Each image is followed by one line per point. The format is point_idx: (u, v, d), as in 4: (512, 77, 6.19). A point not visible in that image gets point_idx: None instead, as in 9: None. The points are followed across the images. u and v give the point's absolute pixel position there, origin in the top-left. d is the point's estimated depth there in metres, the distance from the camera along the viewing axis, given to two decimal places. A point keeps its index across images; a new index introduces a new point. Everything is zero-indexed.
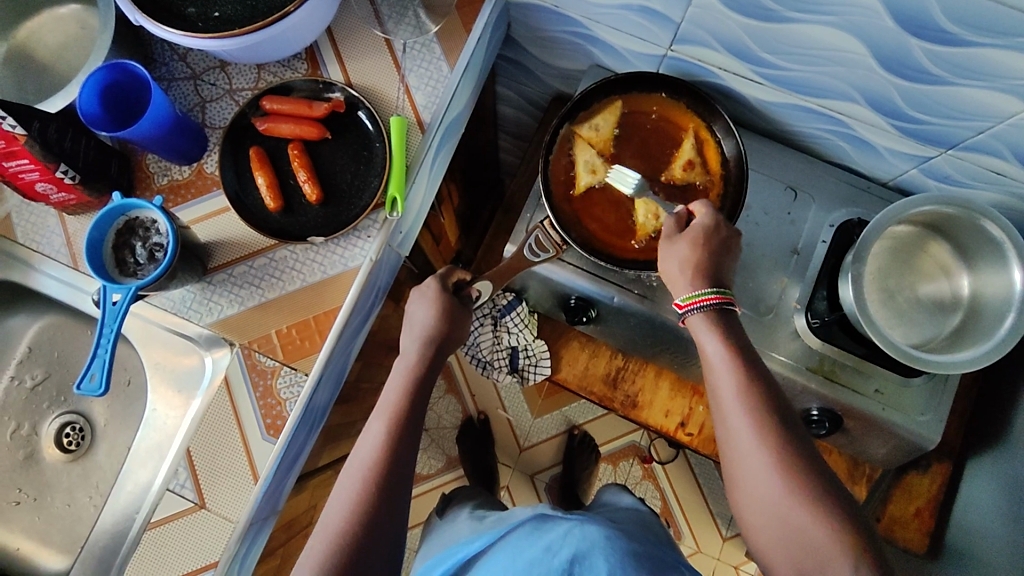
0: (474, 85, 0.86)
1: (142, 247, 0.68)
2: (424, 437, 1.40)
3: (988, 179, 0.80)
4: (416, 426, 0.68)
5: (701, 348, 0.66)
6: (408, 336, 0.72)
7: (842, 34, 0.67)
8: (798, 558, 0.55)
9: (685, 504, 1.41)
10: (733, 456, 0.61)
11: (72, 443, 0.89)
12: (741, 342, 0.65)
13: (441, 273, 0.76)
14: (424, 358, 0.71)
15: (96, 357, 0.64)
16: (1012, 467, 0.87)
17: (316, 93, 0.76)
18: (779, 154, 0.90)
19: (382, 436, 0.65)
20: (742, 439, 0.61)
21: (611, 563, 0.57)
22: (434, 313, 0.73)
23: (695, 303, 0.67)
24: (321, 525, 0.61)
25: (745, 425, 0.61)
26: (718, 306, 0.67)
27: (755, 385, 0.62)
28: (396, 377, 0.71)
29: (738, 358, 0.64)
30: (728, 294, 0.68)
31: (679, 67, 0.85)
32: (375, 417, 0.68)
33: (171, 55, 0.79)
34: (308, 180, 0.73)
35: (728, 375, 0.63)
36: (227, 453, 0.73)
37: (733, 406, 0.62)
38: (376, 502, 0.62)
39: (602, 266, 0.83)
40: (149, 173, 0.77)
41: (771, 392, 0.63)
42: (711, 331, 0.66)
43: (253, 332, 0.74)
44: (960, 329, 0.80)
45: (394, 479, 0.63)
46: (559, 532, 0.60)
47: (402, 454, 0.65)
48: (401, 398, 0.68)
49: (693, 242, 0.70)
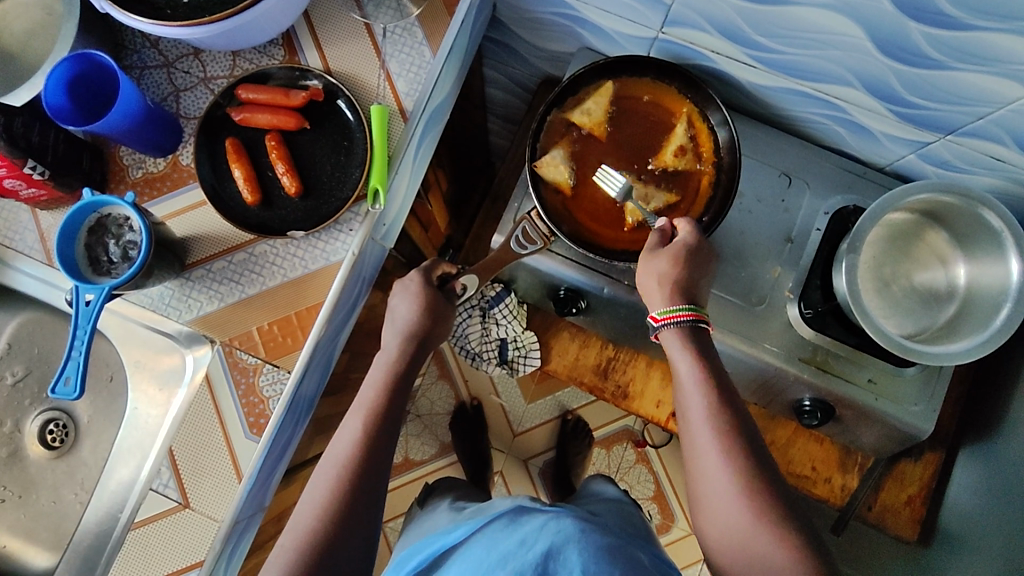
0: (458, 70, 0.83)
1: (115, 246, 0.67)
2: (416, 423, 1.41)
3: (987, 165, 0.78)
4: (396, 421, 0.67)
5: (672, 366, 0.66)
6: (390, 331, 0.71)
7: (839, 17, 0.65)
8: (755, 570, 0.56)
9: (678, 488, 1.41)
10: (696, 472, 0.62)
11: (56, 440, 0.88)
12: (712, 362, 0.65)
13: (425, 266, 0.75)
14: (404, 354, 0.69)
15: (70, 359, 0.62)
16: (1006, 455, 0.86)
17: (292, 81, 0.73)
18: (773, 139, 0.88)
19: (358, 434, 0.64)
20: (705, 457, 0.61)
21: (585, 560, 0.55)
22: (416, 308, 0.71)
23: (671, 318, 0.67)
24: (292, 523, 0.60)
25: (709, 438, 0.61)
26: (693, 323, 0.67)
27: (723, 407, 0.62)
28: (375, 371, 0.69)
29: (709, 380, 0.63)
30: (702, 311, 0.68)
31: (671, 50, 0.82)
32: (353, 413, 0.66)
33: (143, 43, 0.76)
34: (287, 173, 0.71)
35: (698, 396, 0.63)
36: (209, 452, 0.72)
37: (700, 426, 0.62)
38: (349, 500, 0.60)
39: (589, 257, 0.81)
40: (123, 166, 0.75)
41: (738, 414, 0.63)
42: (684, 349, 0.66)
43: (233, 329, 0.72)
44: (955, 319, 0.79)
45: (369, 478, 0.62)
46: (534, 526, 0.60)
47: (379, 453, 0.64)
48: (380, 394, 0.67)
49: (673, 260, 0.69)
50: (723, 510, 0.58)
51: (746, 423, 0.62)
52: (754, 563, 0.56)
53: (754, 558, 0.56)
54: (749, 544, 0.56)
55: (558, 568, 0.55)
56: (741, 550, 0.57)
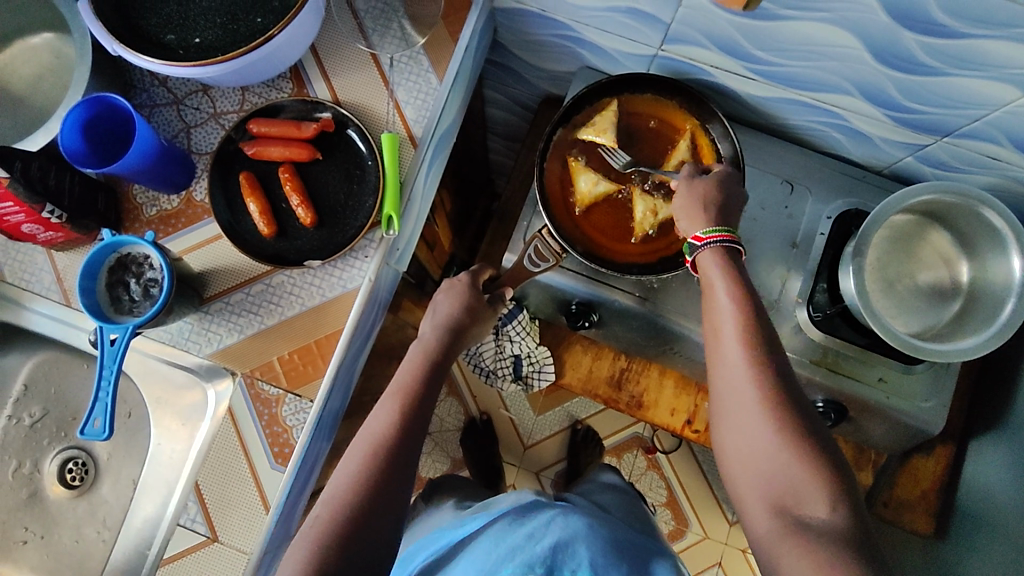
0: (464, 93, 0.84)
1: (136, 284, 0.68)
2: (427, 441, 1.41)
3: (982, 164, 0.80)
4: (425, 413, 0.68)
5: (709, 287, 0.65)
6: (428, 321, 0.76)
7: (835, 29, 0.66)
8: (777, 494, 0.54)
9: (691, 492, 1.42)
10: (723, 394, 0.61)
11: (76, 478, 0.88)
12: (748, 285, 0.64)
13: (474, 270, 0.81)
14: (440, 343, 0.73)
15: (98, 400, 0.62)
16: (1018, 444, 0.88)
17: (304, 113, 0.74)
18: (773, 147, 0.90)
19: (394, 416, 0.66)
20: (733, 376, 0.60)
21: (593, 554, 0.57)
22: (457, 306, 0.76)
23: (713, 238, 0.66)
24: (326, 496, 0.60)
25: (739, 353, 0.60)
26: (730, 244, 0.66)
27: (758, 327, 0.61)
28: (411, 358, 0.73)
29: (744, 298, 0.63)
30: (735, 233, 0.67)
31: (670, 67, 0.84)
32: (387, 396, 0.69)
33: (151, 81, 0.77)
34: (302, 204, 0.71)
35: (731, 313, 0.62)
36: (236, 484, 0.72)
37: (732, 344, 0.61)
38: (382, 475, 0.61)
39: (601, 271, 0.83)
40: (136, 205, 0.75)
41: (773, 343, 0.61)
42: (719, 268, 0.65)
43: (254, 360, 0.73)
44: (961, 315, 0.80)
45: (402, 456, 0.63)
46: (541, 521, 0.61)
47: (412, 436, 0.65)
48: (414, 380, 0.70)
49: (711, 183, 0.72)
50: (750, 430, 0.57)
51: (774, 348, 0.61)
52: (776, 480, 0.55)
53: (775, 473, 0.55)
54: (773, 461, 0.55)
55: (566, 560, 0.56)
56: (766, 471, 0.55)
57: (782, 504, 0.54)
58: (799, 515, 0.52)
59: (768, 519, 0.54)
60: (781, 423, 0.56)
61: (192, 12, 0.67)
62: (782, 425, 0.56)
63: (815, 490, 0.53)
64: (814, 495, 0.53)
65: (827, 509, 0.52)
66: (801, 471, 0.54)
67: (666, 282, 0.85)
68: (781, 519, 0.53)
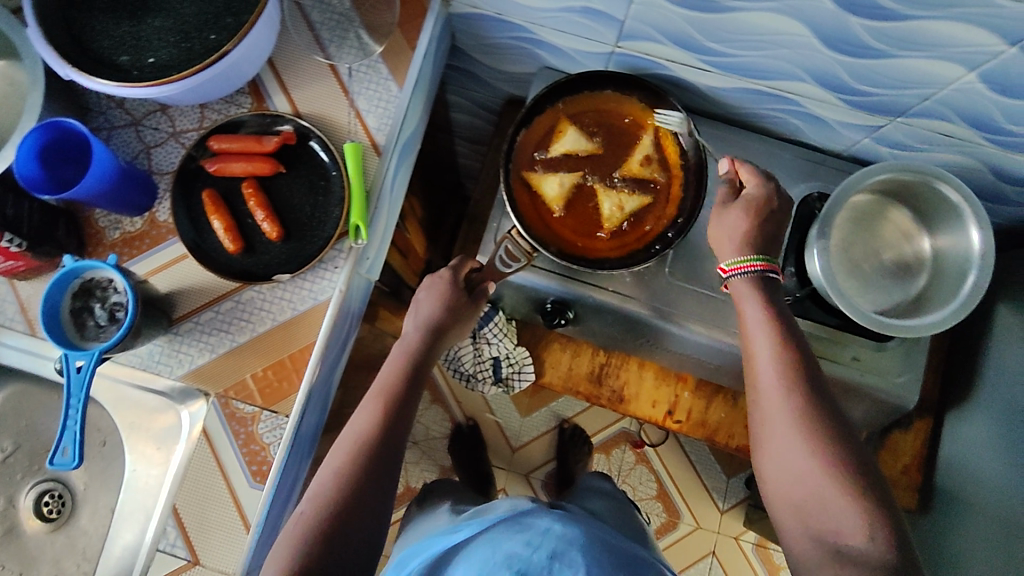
0: (425, 100, 0.85)
1: (101, 309, 0.67)
2: (414, 450, 1.40)
3: (937, 142, 0.82)
4: (408, 410, 0.70)
5: (741, 313, 0.69)
6: (410, 321, 0.76)
7: (785, 19, 0.68)
8: (814, 523, 0.58)
9: (680, 483, 1.43)
10: (761, 421, 0.64)
11: (52, 511, 0.86)
12: (783, 315, 0.68)
13: (454, 265, 0.79)
14: (420, 344, 0.74)
15: (66, 428, 0.61)
16: (994, 413, 0.89)
17: (264, 128, 0.74)
18: (734, 136, 0.91)
19: (376, 416, 0.68)
20: (772, 403, 0.63)
21: (590, 562, 0.56)
22: (438, 304, 0.77)
23: (740, 268, 0.69)
24: (309, 494, 0.62)
25: (775, 381, 0.64)
26: (763, 273, 0.69)
27: (793, 357, 0.65)
28: (392, 359, 0.74)
29: (777, 328, 0.66)
30: (774, 261, 0.70)
31: (628, 63, 0.85)
32: (370, 397, 0.70)
33: (108, 103, 0.76)
34: (267, 219, 0.71)
35: (767, 341, 0.66)
36: (216, 505, 0.71)
37: (768, 372, 0.65)
38: (363, 473, 0.63)
39: (573, 269, 0.84)
40: (99, 228, 0.74)
41: (810, 374, 0.64)
42: (754, 299, 0.68)
43: (227, 379, 0.72)
44: (925, 291, 0.82)
45: (383, 458, 0.65)
46: (538, 530, 0.60)
47: (391, 438, 0.67)
48: (396, 379, 0.71)
49: (746, 211, 0.72)
50: (790, 459, 0.60)
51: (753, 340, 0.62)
52: (808, 496, 0.59)
53: (813, 502, 0.58)
54: (811, 489, 0.59)
55: (563, 569, 0.55)
56: (805, 500, 0.59)
57: (818, 529, 0.57)
58: (834, 538, 0.56)
59: (808, 545, 0.57)
60: (817, 449, 0.59)
61: (145, 32, 0.67)
62: (821, 455, 0.59)
63: (851, 517, 0.56)
64: (850, 523, 0.56)
65: (863, 535, 0.55)
66: (836, 500, 0.57)
67: (639, 274, 0.85)
68: (817, 541, 0.57)
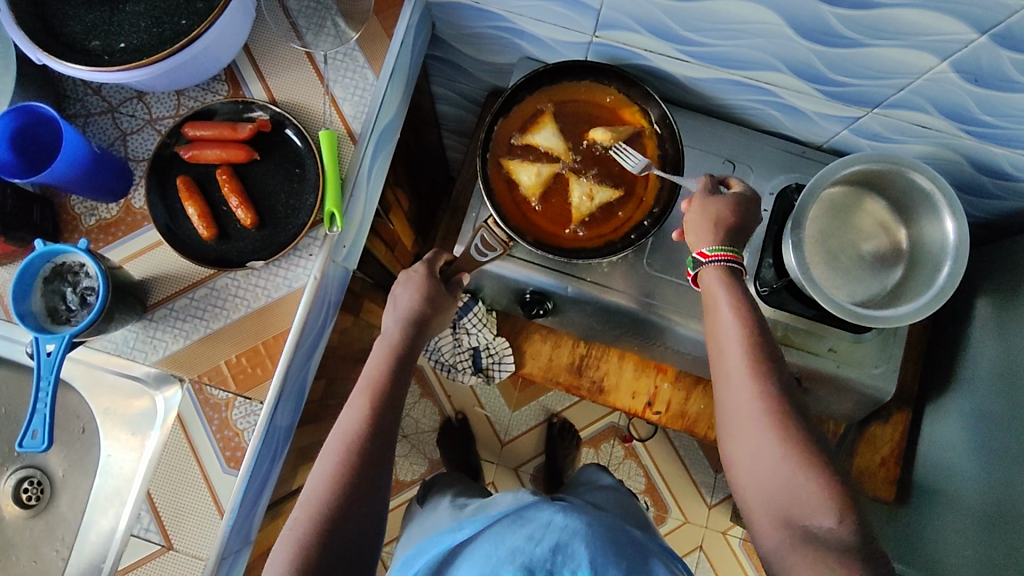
0: (404, 89, 0.85)
1: (73, 293, 0.67)
2: (402, 443, 1.41)
3: (914, 134, 0.82)
4: (396, 405, 0.69)
5: (712, 304, 0.68)
6: (391, 317, 0.75)
7: (757, 7, 0.68)
8: (785, 509, 0.57)
9: (668, 477, 1.43)
10: (730, 408, 0.64)
11: (32, 498, 0.87)
12: (750, 303, 0.67)
13: (429, 258, 0.79)
14: (404, 337, 0.73)
15: (36, 412, 0.61)
16: (973, 406, 0.90)
17: (237, 114, 0.74)
18: (715, 129, 0.91)
19: (364, 413, 0.66)
20: (740, 391, 0.63)
21: (591, 553, 0.57)
22: (417, 296, 0.75)
23: (720, 255, 0.69)
24: (303, 499, 0.61)
25: (743, 367, 0.64)
26: (734, 265, 0.69)
27: (760, 344, 0.65)
28: (376, 354, 0.73)
29: (746, 316, 0.66)
30: (738, 254, 0.70)
31: (606, 53, 0.85)
32: (357, 393, 0.69)
33: (84, 91, 0.76)
34: (241, 205, 0.71)
35: (736, 329, 0.65)
36: (188, 490, 0.71)
37: (736, 359, 0.64)
38: (356, 472, 0.62)
39: (567, 262, 0.84)
40: (75, 215, 0.75)
41: (778, 364, 0.64)
42: (723, 288, 0.68)
43: (201, 365, 0.72)
44: (902, 282, 0.82)
45: (374, 456, 0.64)
46: (540, 522, 0.60)
47: (382, 434, 0.66)
48: (382, 374, 0.70)
49: (729, 204, 0.72)
50: (759, 446, 0.60)
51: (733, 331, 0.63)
52: (773, 482, 0.58)
53: (785, 488, 0.57)
54: (782, 476, 0.58)
55: (564, 562, 0.56)
56: (776, 486, 0.58)
57: (789, 516, 0.56)
58: (806, 525, 0.55)
59: (780, 534, 0.56)
60: (784, 437, 0.59)
61: (116, 17, 0.67)
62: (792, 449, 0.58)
63: (822, 501, 0.55)
64: (821, 506, 0.55)
65: (835, 519, 0.54)
66: (806, 486, 0.56)
67: (617, 265, 0.86)
68: (791, 531, 0.55)
